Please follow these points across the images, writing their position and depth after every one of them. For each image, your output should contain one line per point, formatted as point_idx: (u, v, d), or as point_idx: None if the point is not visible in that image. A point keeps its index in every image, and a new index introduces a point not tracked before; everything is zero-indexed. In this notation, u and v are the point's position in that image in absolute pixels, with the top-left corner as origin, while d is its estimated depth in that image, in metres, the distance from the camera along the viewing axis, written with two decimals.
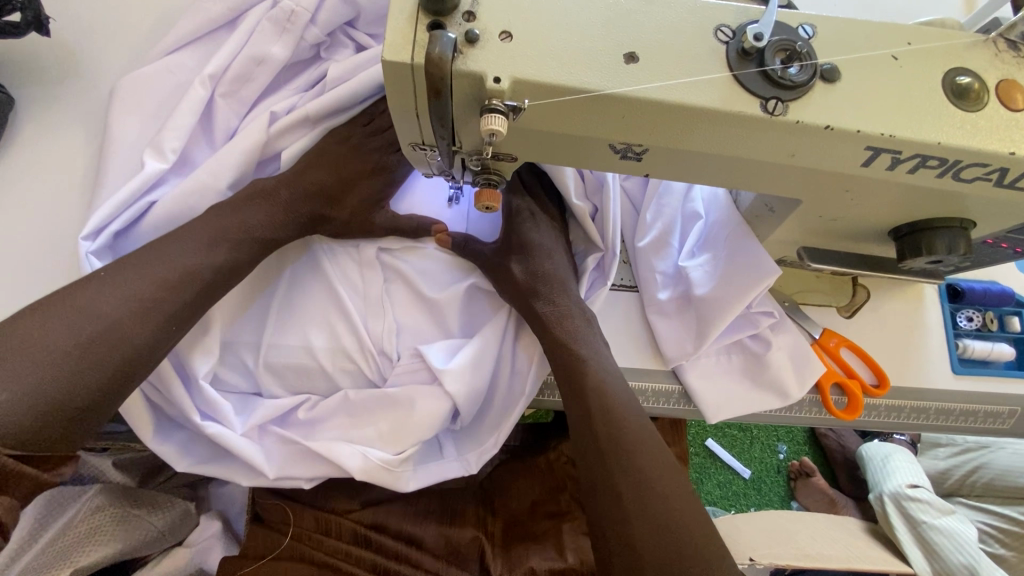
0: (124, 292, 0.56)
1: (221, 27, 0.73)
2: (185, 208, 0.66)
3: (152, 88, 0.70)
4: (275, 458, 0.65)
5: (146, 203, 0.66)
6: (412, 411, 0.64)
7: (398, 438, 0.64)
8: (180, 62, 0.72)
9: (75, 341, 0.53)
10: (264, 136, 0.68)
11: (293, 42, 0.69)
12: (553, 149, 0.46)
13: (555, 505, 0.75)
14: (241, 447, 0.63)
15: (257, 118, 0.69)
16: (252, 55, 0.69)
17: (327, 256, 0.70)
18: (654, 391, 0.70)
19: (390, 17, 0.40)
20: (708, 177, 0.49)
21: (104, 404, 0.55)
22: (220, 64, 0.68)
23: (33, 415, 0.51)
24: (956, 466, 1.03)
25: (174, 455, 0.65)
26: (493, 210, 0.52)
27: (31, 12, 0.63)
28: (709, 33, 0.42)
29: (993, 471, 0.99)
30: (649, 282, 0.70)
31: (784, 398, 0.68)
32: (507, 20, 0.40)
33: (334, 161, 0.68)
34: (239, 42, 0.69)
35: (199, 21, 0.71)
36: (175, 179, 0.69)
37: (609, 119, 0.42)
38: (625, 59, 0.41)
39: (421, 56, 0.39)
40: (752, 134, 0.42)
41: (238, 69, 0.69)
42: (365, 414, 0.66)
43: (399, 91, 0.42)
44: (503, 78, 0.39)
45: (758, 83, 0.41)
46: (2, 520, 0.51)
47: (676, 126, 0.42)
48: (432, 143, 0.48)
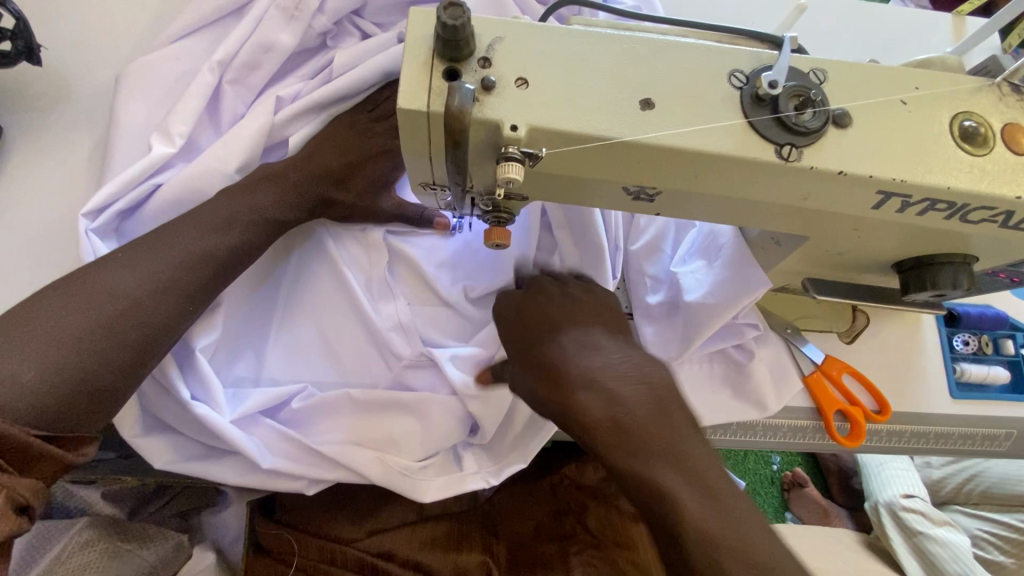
0: (144, 270, 0.56)
1: (228, 14, 0.70)
2: (193, 191, 0.64)
3: (155, 74, 0.67)
4: (271, 452, 0.60)
5: (152, 185, 0.63)
6: (428, 407, 0.62)
7: (416, 445, 0.62)
8: (187, 49, 0.69)
9: (99, 318, 0.53)
10: (271, 122, 0.66)
11: (300, 30, 0.68)
12: (565, 192, 0.46)
13: (561, 529, 0.73)
14: (235, 434, 0.58)
15: (264, 103, 0.67)
16: (260, 42, 0.66)
17: (333, 242, 0.68)
18: None
19: (405, 62, 0.39)
20: (718, 217, 0.49)
21: (128, 382, 0.54)
22: (229, 51, 0.66)
23: (60, 390, 0.50)
24: (950, 474, 1.05)
25: (155, 451, 0.59)
26: (503, 248, 0.50)
27: (22, 42, 0.62)
28: (723, 79, 0.42)
29: (990, 479, 1.01)
30: (638, 285, 0.68)
31: (761, 411, 0.67)
32: (522, 66, 0.40)
33: (343, 143, 0.67)
34: (248, 28, 0.67)
35: (204, 9, 0.68)
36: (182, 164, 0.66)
37: (623, 165, 0.42)
38: (641, 105, 0.40)
39: (437, 103, 0.39)
40: (765, 179, 0.43)
41: (245, 55, 0.66)
42: (373, 412, 0.63)
43: (412, 136, 0.41)
44: (520, 125, 0.39)
45: (772, 129, 0.41)
46: (28, 503, 0.48)
47: (691, 170, 0.42)
48: (442, 184, 0.47)
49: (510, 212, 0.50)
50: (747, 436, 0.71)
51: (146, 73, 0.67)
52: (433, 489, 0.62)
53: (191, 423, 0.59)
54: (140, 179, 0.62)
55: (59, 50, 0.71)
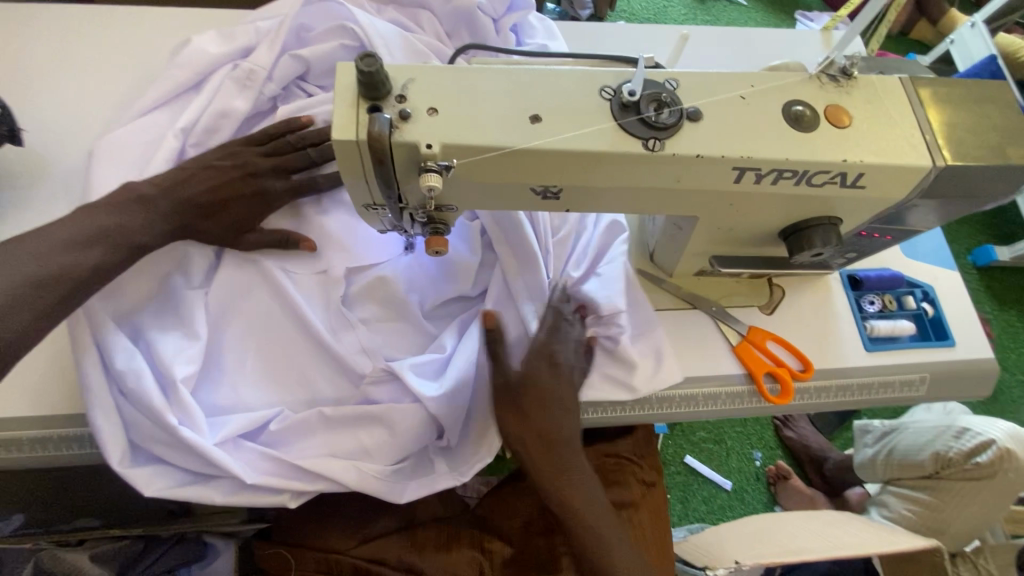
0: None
1: (188, 89, 0.79)
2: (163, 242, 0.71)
3: (129, 144, 0.76)
4: (257, 470, 0.66)
5: None
6: (393, 418, 0.68)
7: (386, 451, 0.69)
8: (156, 120, 0.78)
9: None
10: None
11: (253, 96, 0.77)
12: (483, 198, 0.55)
13: (545, 521, 0.79)
14: (222, 460, 0.64)
15: None
16: (218, 111, 0.76)
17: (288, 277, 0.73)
18: (612, 401, 0.76)
19: (336, 105, 0.49)
20: (620, 206, 0.58)
21: None
22: (191, 118, 0.75)
23: None
24: (879, 450, 1.06)
25: (146, 479, 0.64)
26: (443, 253, 0.59)
27: (5, 126, 0.71)
28: (595, 93, 0.52)
29: (900, 450, 1.02)
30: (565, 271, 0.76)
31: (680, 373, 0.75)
32: (432, 99, 0.50)
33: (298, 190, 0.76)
34: (206, 99, 0.77)
35: (169, 85, 0.78)
36: None
37: (525, 169, 0.51)
38: (531, 119, 0.50)
39: (364, 132, 0.48)
40: (642, 167, 0.52)
41: (206, 122, 0.76)
42: (343, 427, 0.69)
43: (348, 162, 0.50)
44: (434, 144, 0.49)
45: (638, 127, 0.51)
46: None
47: (582, 167, 0.52)
48: (382, 203, 0.56)
49: (445, 223, 0.59)
50: (692, 408, 0.78)
51: (118, 147, 0.75)
52: (409, 489, 0.69)
53: (182, 449, 0.65)
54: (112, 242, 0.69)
55: (34, 133, 0.79)
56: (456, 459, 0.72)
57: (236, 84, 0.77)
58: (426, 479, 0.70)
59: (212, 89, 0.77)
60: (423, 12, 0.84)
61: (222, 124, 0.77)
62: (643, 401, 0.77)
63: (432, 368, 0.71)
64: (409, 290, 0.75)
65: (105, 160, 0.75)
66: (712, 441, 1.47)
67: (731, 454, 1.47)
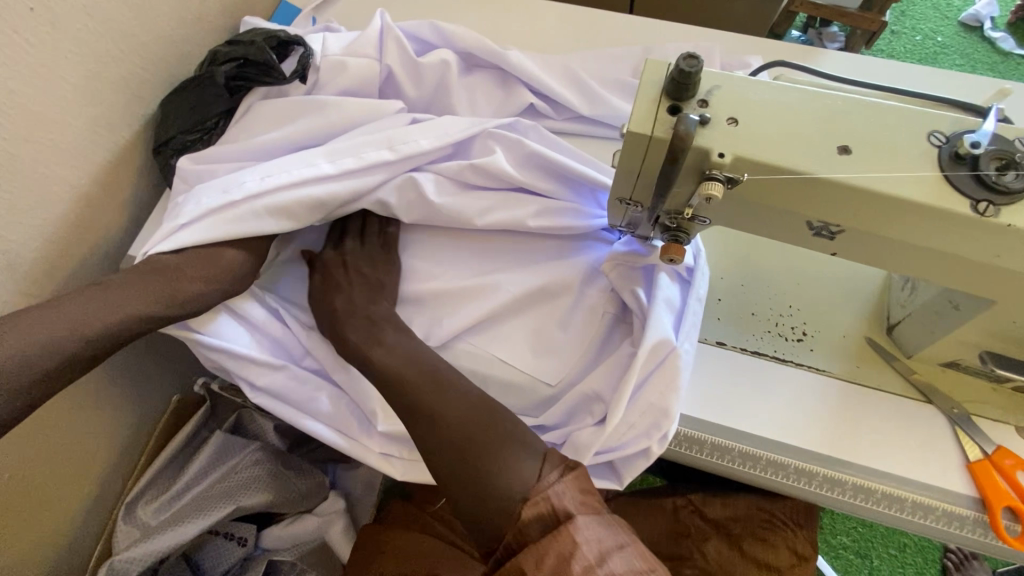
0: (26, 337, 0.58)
1: (297, 112, 0.76)
2: (213, 231, 0.67)
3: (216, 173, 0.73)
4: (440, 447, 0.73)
5: (202, 215, 0.68)
6: (549, 387, 0.71)
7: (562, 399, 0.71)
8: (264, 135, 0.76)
9: None
10: (265, 174, 0.69)
11: (335, 128, 0.76)
12: (750, 216, 0.52)
13: (680, 528, 0.85)
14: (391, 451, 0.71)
15: (260, 168, 0.70)
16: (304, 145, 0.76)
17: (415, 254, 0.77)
18: (797, 470, 0.67)
19: (638, 97, 0.49)
20: (898, 264, 0.52)
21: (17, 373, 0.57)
22: (267, 144, 0.74)
23: None
24: None
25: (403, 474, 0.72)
26: (675, 262, 0.58)
27: (301, 64, 0.78)
28: (923, 137, 0.47)
29: None
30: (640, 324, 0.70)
31: (851, 454, 0.67)
32: (734, 109, 0.48)
33: None
34: (288, 140, 0.75)
35: (329, 90, 0.80)
36: (217, 213, 0.68)
37: (818, 199, 0.48)
38: (839, 150, 0.47)
39: (660, 130, 0.48)
40: (959, 230, 0.46)
41: (306, 138, 0.75)
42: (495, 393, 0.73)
43: (631, 154, 0.51)
44: (727, 154, 0.47)
45: (970, 186, 0.45)
46: None
47: (881, 215, 0.47)
48: (639, 199, 0.57)
49: (688, 233, 0.58)
50: (895, 512, 0.66)
51: (279, 110, 0.77)
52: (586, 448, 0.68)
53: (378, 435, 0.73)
54: (220, 207, 0.68)
55: None
56: (628, 448, 0.67)
57: (328, 122, 0.75)
58: (576, 430, 0.70)
59: (294, 138, 0.75)
60: (600, 95, 0.85)
61: (368, 124, 0.76)
62: (833, 483, 0.67)
63: (547, 365, 0.72)
64: (612, 314, 0.74)
65: (287, 110, 0.76)
66: (853, 553, 1.30)
67: None
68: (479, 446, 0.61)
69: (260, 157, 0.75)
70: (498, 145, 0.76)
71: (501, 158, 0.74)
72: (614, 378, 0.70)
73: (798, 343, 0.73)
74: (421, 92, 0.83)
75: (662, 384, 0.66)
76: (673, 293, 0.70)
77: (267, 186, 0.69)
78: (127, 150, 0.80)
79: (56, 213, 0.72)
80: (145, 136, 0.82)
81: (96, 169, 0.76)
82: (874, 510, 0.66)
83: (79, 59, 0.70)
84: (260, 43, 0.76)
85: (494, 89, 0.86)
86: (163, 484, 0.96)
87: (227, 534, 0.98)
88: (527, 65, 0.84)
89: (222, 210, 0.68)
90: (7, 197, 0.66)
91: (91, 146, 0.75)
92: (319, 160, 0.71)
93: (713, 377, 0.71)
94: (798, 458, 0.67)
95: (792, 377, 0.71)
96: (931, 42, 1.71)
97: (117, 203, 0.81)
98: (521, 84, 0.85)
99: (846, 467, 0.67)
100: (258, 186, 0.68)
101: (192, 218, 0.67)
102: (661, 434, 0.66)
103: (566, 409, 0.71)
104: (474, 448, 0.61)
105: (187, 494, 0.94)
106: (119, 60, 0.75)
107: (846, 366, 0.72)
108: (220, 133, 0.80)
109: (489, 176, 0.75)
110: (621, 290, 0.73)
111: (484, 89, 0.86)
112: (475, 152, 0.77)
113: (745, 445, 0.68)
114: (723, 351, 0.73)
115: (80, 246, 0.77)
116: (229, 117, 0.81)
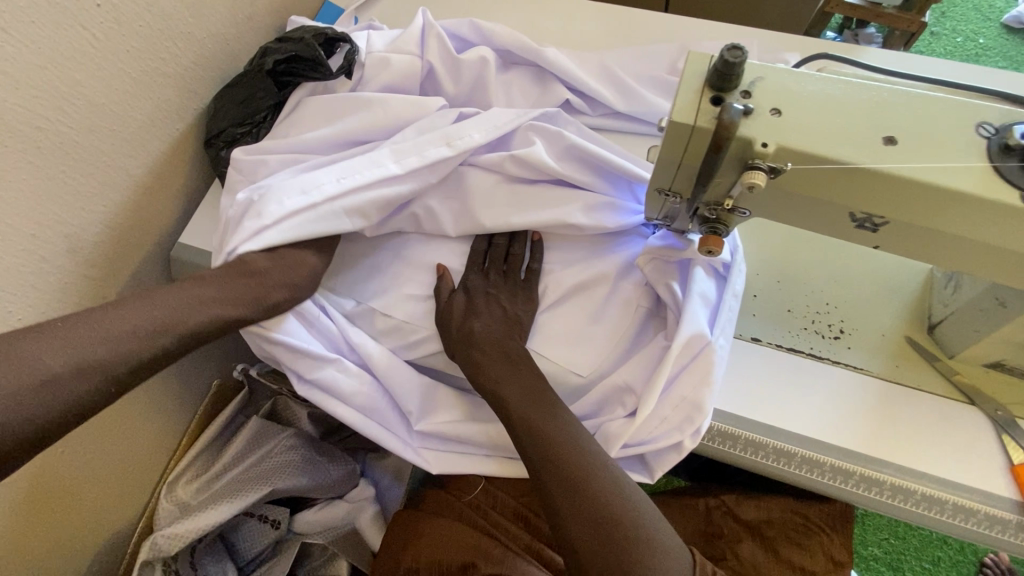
0: (124, 325, 0.61)
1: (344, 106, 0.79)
2: (299, 232, 0.70)
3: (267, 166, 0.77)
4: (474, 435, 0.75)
5: (285, 216, 0.69)
6: (582, 377, 0.72)
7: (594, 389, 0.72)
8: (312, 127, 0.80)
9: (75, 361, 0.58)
10: (340, 176, 0.71)
11: (377, 121, 0.78)
12: (792, 206, 0.53)
13: (714, 528, 0.84)
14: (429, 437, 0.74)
15: (336, 169, 0.72)
16: (349, 138, 0.78)
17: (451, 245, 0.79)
18: (833, 468, 0.66)
19: (681, 88, 0.50)
20: (942, 257, 0.52)
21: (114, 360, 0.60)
22: (316, 138, 0.78)
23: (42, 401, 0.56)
24: None
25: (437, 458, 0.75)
26: (714, 255, 0.58)
27: (346, 60, 0.81)
28: (971, 128, 0.47)
29: None
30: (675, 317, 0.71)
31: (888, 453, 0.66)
32: (778, 100, 0.49)
33: None
34: (336, 133, 0.78)
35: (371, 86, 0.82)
36: (300, 215, 0.70)
37: (862, 190, 0.48)
38: (885, 141, 0.47)
39: (703, 120, 0.49)
40: (1008, 222, 0.46)
41: (351, 131, 0.78)
42: None
43: (672, 144, 0.52)
44: (770, 144, 0.47)
45: (1020, 176, 0.45)
46: None
47: (926, 205, 0.47)
48: (678, 190, 0.57)
49: (727, 226, 0.58)
50: (932, 513, 0.64)
51: (327, 105, 0.80)
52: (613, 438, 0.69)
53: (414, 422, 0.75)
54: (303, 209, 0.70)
55: None
56: (659, 442, 0.68)
57: (373, 115, 0.78)
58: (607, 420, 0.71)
59: (341, 131, 0.78)
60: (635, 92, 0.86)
61: (410, 117, 0.79)
62: (870, 482, 0.66)
63: (580, 355, 0.73)
64: (645, 308, 0.75)
65: (333, 103, 0.79)
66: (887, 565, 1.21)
67: None
68: (534, 410, 0.66)
69: (307, 149, 0.78)
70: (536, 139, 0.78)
71: (540, 150, 0.76)
72: (646, 369, 0.70)
73: (834, 340, 0.73)
74: (460, 88, 0.86)
75: (695, 377, 0.66)
76: (709, 288, 0.71)
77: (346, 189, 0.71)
78: (180, 142, 0.84)
79: (115, 200, 0.77)
80: (196, 130, 0.86)
81: (151, 160, 0.80)
82: (911, 510, 0.65)
83: (140, 55, 0.74)
84: (309, 40, 0.79)
85: (531, 85, 0.88)
86: (203, 465, 1.00)
87: (261, 516, 1.02)
88: (563, 62, 0.86)
89: (304, 211, 0.70)
90: (73, 184, 0.71)
91: (148, 137, 0.79)
92: (388, 160, 0.73)
93: (746, 372, 0.71)
94: (835, 455, 0.67)
95: (828, 374, 0.71)
96: (972, 44, 1.67)
97: (170, 193, 0.85)
98: (557, 80, 0.87)
99: (884, 466, 0.66)
100: (337, 188, 0.71)
101: (276, 218, 0.69)
102: (693, 428, 0.66)
103: (597, 400, 0.72)
104: (521, 421, 0.66)
105: (226, 475, 0.98)
106: (175, 56, 0.79)
107: (884, 365, 0.71)
108: (268, 127, 0.84)
109: (528, 168, 0.77)
110: (656, 285, 0.73)
111: (522, 85, 0.88)
112: (516, 143, 0.79)
113: (779, 440, 0.67)
114: (758, 347, 0.72)
115: (136, 232, 0.81)
116: (277, 110, 0.84)
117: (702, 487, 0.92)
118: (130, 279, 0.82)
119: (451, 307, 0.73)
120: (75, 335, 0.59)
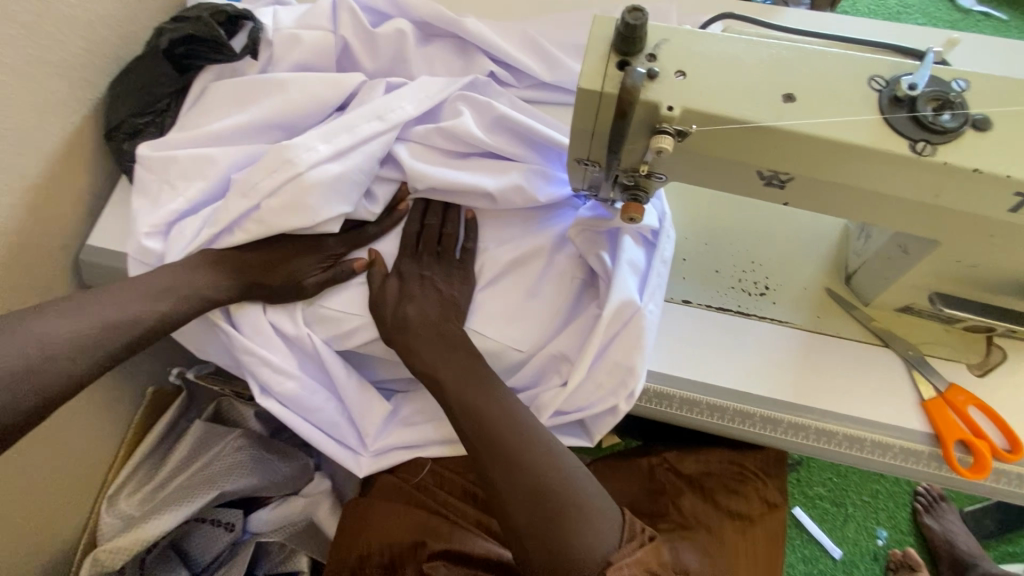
0: (73, 323, 0.64)
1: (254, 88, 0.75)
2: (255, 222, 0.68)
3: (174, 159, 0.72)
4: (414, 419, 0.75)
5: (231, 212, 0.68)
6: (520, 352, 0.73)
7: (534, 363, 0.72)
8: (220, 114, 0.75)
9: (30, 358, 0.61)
10: (276, 159, 0.67)
11: (291, 103, 0.74)
12: (703, 167, 0.53)
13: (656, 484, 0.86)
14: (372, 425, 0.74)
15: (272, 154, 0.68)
16: (261, 122, 0.74)
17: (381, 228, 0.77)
18: (762, 418, 0.70)
19: (587, 54, 0.49)
20: (844, 208, 0.54)
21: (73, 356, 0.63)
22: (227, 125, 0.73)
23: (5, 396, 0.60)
24: None
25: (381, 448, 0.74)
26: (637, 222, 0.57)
27: (250, 40, 0.76)
28: (864, 82, 0.48)
29: None
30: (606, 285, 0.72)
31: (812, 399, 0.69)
32: (683, 62, 0.49)
33: None
34: (250, 118, 0.74)
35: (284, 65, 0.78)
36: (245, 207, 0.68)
37: (765, 148, 0.49)
38: (784, 98, 0.47)
39: (610, 86, 0.48)
40: (899, 171, 0.48)
41: (263, 114, 0.74)
42: None
43: (583, 112, 0.51)
44: (675, 107, 0.47)
45: (908, 127, 0.46)
46: None
47: (825, 160, 0.48)
48: (596, 159, 0.57)
49: (646, 192, 0.58)
50: (850, 450, 0.70)
51: (236, 88, 0.75)
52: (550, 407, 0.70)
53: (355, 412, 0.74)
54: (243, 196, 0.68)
55: None
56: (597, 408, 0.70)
57: (285, 96, 0.74)
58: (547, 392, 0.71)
59: (255, 115, 0.74)
60: (559, 61, 0.84)
61: (328, 96, 0.74)
62: (796, 428, 0.70)
63: (518, 331, 0.73)
64: (580, 279, 0.75)
65: (243, 85, 0.75)
66: (830, 502, 1.28)
67: (848, 525, 1.26)
68: (467, 384, 0.68)
69: (217, 136, 0.73)
70: (463, 111, 0.76)
71: (468, 122, 0.74)
72: (581, 339, 0.71)
73: (761, 297, 0.75)
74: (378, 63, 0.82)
75: (627, 343, 0.68)
76: (638, 255, 0.72)
77: (285, 174, 0.66)
78: (77, 137, 0.78)
79: (7, 202, 0.71)
80: (95, 121, 0.80)
81: (45, 157, 0.74)
82: (829, 449, 0.71)
83: (16, 41, 0.67)
84: (207, 19, 0.73)
85: (454, 58, 0.85)
86: (146, 474, 0.97)
87: (213, 521, 0.99)
88: (485, 32, 0.83)
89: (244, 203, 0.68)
90: None
91: (39, 132, 0.73)
92: (315, 141, 0.68)
93: (678, 334, 0.73)
94: (764, 407, 0.70)
95: (756, 330, 0.73)
96: (893, 2, 1.72)
97: (72, 192, 0.79)
98: (480, 52, 0.84)
99: (808, 412, 0.69)
100: (272, 174, 0.67)
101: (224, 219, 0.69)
102: (627, 391, 0.68)
103: (536, 371, 0.73)
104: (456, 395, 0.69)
105: (171, 482, 0.95)
106: (60, 40, 0.72)
107: (807, 317, 0.74)
108: (173, 115, 0.79)
109: (455, 141, 0.75)
110: (587, 255, 0.74)
111: (443, 57, 0.85)
112: (444, 116, 0.77)
113: (710, 396, 0.70)
114: (690, 309, 0.74)
115: (36, 236, 0.75)
116: (181, 96, 0.79)
117: (647, 446, 0.94)
118: (35, 286, 0.76)
119: (383, 291, 0.72)
120: (28, 334, 0.62)
